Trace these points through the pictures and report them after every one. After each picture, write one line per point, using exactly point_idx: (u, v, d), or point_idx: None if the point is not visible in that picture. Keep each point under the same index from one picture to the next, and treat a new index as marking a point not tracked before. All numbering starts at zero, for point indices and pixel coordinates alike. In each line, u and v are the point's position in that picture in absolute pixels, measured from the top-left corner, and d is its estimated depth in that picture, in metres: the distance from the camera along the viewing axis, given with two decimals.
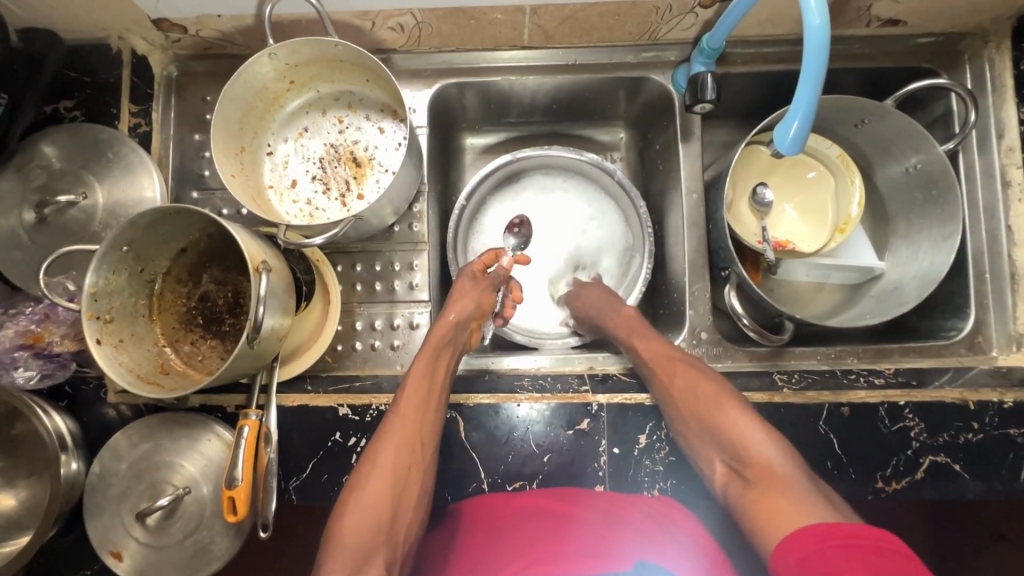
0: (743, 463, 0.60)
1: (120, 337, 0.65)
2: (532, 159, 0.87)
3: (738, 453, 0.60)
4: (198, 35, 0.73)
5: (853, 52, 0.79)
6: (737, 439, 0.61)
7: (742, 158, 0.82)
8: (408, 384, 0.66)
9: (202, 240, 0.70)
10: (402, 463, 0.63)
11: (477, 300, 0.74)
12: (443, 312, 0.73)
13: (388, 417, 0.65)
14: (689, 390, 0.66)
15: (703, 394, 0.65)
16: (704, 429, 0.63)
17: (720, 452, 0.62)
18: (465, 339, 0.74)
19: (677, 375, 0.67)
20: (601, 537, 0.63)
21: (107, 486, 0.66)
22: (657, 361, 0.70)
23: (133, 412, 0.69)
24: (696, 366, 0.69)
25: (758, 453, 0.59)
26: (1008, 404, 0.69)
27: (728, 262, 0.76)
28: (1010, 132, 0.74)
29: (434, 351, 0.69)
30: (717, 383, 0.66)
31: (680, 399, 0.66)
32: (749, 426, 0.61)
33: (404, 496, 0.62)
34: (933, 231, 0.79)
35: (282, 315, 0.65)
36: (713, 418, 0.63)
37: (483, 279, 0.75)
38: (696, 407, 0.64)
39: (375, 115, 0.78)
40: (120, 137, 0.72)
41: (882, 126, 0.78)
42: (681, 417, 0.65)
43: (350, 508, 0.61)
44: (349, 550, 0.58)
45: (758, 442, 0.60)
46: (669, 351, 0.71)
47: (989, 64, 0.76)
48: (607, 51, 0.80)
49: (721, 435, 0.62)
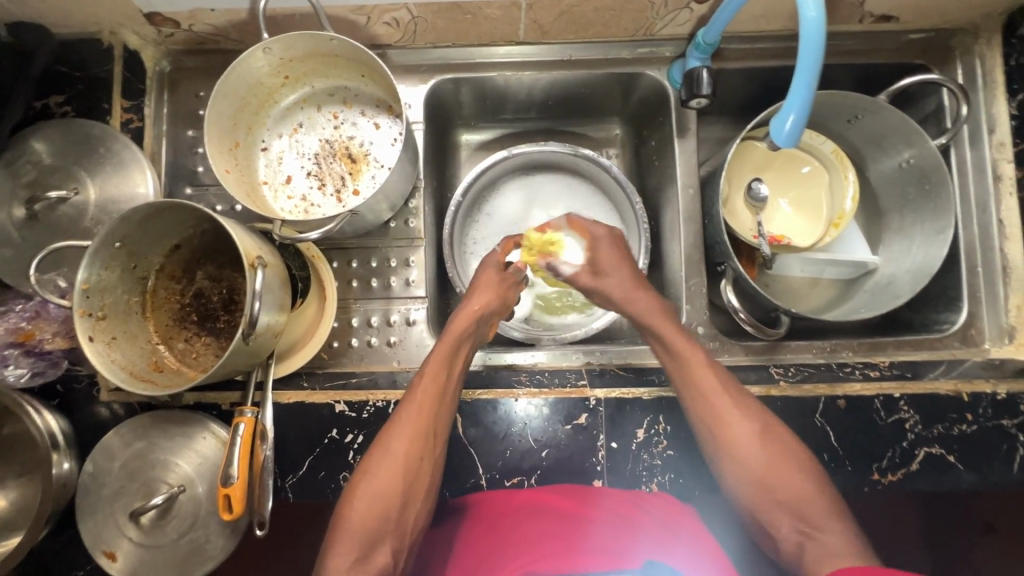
0: (806, 523, 0.59)
1: (113, 335, 0.64)
2: (529, 155, 0.87)
3: (801, 513, 0.59)
4: (191, 29, 0.73)
5: (847, 48, 0.79)
6: (799, 497, 0.60)
7: (737, 154, 0.83)
8: (425, 373, 0.66)
9: (196, 236, 0.70)
10: (414, 454, 0.62)
11: (498, 294, 0.74)
12: (466, 300, 0.72)
13: (402, 405, 0.65)
14: (756, 442, 0.62)
15: (780, 445, 0.62)
16: (767, 482, 0.61)
17: (788, 510, 0.60)
18: (484, 330, 0.73)
19: (740, 420, 0.63)
20: (610, 538, 0.65)
21: (100, 486, 0.65)
22: (718, 400, 0.64)
23: (126, 410, 0.68)
24: (757, 407, 0.65)
25: (824, 516, 0.59)
26: (1000, 395, 0.70)
27: (724, 257, 0.77)
28: (1001, 127, 0.75)
29: (453, 342, 0.68)
30: (793, 438, 0.63)
31: (745, 442, 0.62)
32: (815, 487, 0.60)
33: (413, 488, 0.62)
34: (926, 225, 0.80)
35: (277, 311, 0.65)
36: (776, 474, 0.61)
37: (509, 274, 0.76)
38: (764, 463, 0.61)
39: (370, 111, 0.77)
40: (112, 133, 0.71)
41: (875, 122, 0.79)
42: (734, 462, 0.62)
43: (360, 493, 0.61)
44: (354, 536, 0.59)
45: (823, 506, 0.59)
46: (726, 384, 0.65)
47: (979, 60, 0.77)
48: (603, 47, 0.80)
49: (794, 494, 0.60)
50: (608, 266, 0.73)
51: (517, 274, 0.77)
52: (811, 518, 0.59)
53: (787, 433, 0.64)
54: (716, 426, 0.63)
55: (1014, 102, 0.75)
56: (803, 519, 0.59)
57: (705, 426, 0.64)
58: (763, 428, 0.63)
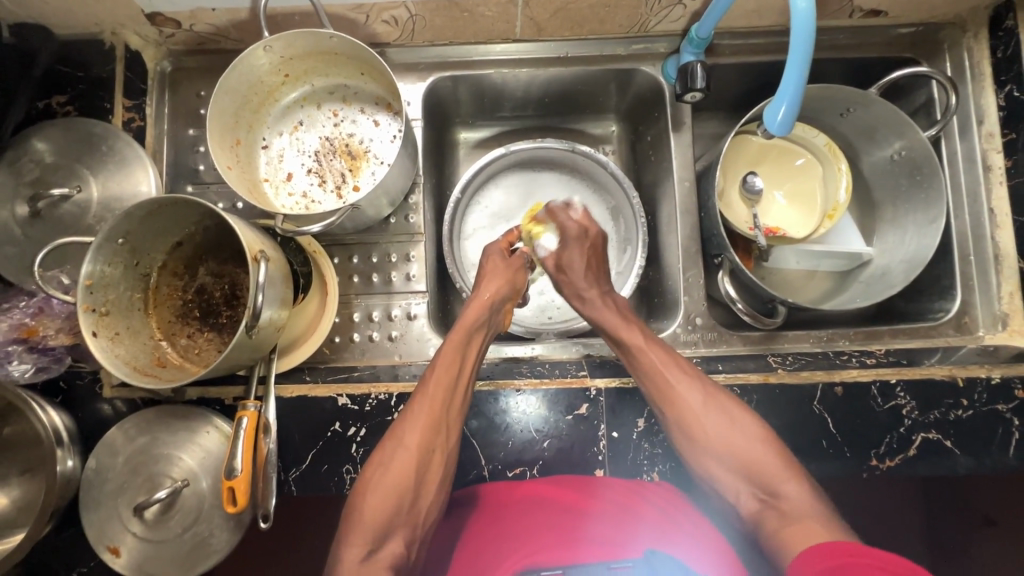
0: (764, 489, 0.61)
1: (116, 330, 0.65)
2: (526, 151, 0.88)
3: (758, 478, 0.61)
4: (192, 29, 0.73)
5: (838, 43, 0.81)
6: (754, 463, 0.62)
7: (732, 148, 0.84)
8: (438, 365, 0.66)
9: (198, 233, 0.70)
10: (426, 444, 0.63)
11: (508, 280, 0.76)
12: (477, 292, 0.74)
13: (415, 399, 0.65)
14: (704, 412, 0.65)
15: (731, 420, 0.64)
16: (718, 451, 0.63)
17: (748, 482, 0.62)
18: (499, 318, 0.76)
19: (689, 393, 0.66)
20: (612, 530, 0.62)
21: (103, 481, 0.65)
22: (665, 376, 0.67)
23: (129, 407, 0.68)
24: (704, 380, 0.68)
25: (780, 479, 0.61)
26: (995, 380, 0.69)
27: (721, 249, 0.78)
28: (990, 117, 0.77)
29: (466, 330, 0.70)
30: (743, 413, 0.65)
31: (695, 419, 0.64)
32: (768, 451, 0.62)
33: (426, 478, 0.62)
34: (918, 215, 0.81)
35: (280, 305, 0.65)
36: (728, 441, 0.63)
37: (514, 261, 0.79)
38: (718, 437, 0.64)
39: (369, 108, 0.78)
40: (114, 131, 0.72)
41: (866, 114, 0.80)
42: (686, 434, 0.65)
43: (373, 486, 0.61)
44: (369, 527, 0.59)
45: (779, 470, 0.61)
46: (674, 361, 0.68)
47: (967, 53, 0.79)
48: (598, 44, 0.81)
49: (749, 465, 0.62)
50: (571, 262, 0.77)
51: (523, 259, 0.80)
52: (769, 483, 0.61)
53: (736, 403, 0.66)
54: (666, 402, 0.66)
55: (1002, 93, 0.75)
56: (761, 485, 0.61)
57: (657, 403, 0.67)
58: (712, 399, 0.66)
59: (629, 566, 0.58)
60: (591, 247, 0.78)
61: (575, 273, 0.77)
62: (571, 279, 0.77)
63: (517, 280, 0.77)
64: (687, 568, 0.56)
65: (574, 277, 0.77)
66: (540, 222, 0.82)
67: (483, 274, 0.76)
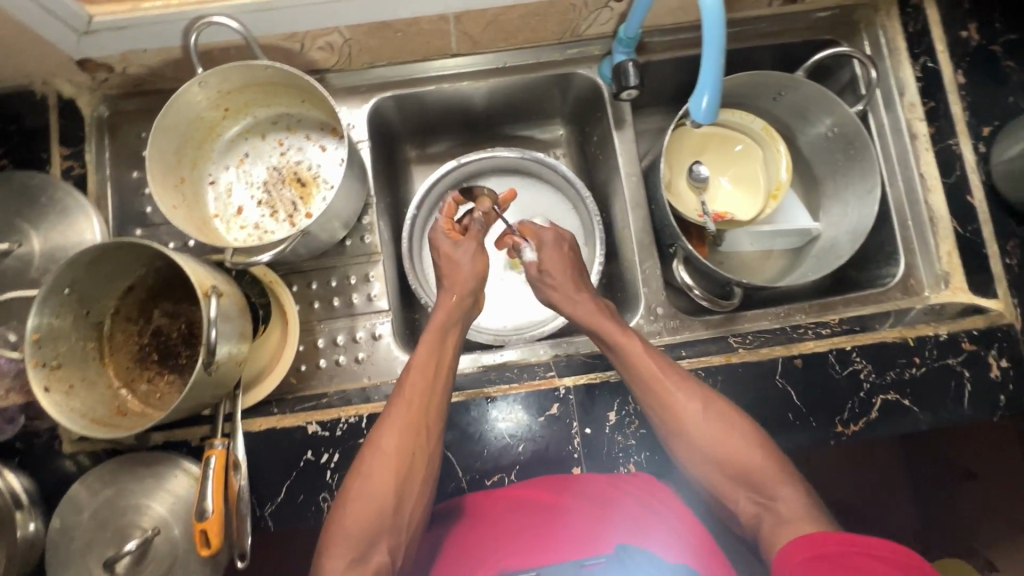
0: (760, 493, 0.62)
1: (71, 383, 0.63)
2: (477, 163, 0.90)
3: (754, 483, 0.62)
4: (125, 72, 0.73)
5: (762, 31, 0.84)
6: (751, 469, 0.63)
7: (674, 141, 0.86)
8: (415, 366, 0.67)
9: (150, 275, 0.70)
10: (406, 448, 0.62)
11: (471, 274, 0.76)
12: (444, 293, 0.75)
13: (393, 402, 0.65)
14: (701, 417, 0.65)
15: (727, 428, 0.64)
16: (714, 456, 0.64)
17: (748, 488, 0.63)
18: (472, 310, 0.77)
19: (685, 399, 0.66)
20: (591, 525, 0.64)
21: (70, 539, 0.63)
22: (659, 384, 0.66)
23: (92, 460, 0.66)
24: (702, 390, 0.67)
25: (774, 483, 0.62)
26: (942, 336, 0.73)
27: (673, 239, 0.80)
28: (910, 89, 0.80)
29: (438, 332, 0.70)
30: (736, 421, 0.65)
31: (691, 427, 0.65)
32: (763, 456, 0.63)
33: (409, 482, 0.62)
34: (857, 187, 0.84)
35: (239, 340, 0.65)
36: (725, 446, 0.64)
37: (467, 242, 0.78)
38: (715, 440, 0.64)
39: (315, 134, 0.79)
40: (53, 182, 0.70)
41: (797, 96, 0.84)
42: (679, 439, 0.65)
43: (352, 499, 0.61)
44: (354, 536, 0.59)
45: (773, 474, 0.62)
46: (664, 368, 0.67)
47: (882, 30, 0.83)
48: (534, 51, 0.83)
49: (746, 472, 0.63)
50: (549, 266, 0.78)
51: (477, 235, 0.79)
52: (764, 486, 0.62)
53: (735, 411, 0.66)
54: (662, 407, 0.66)
55: (917, 65, 0.80)
56: (757, 489, 0.62)
57: (654, 408, 0.67)
58: (708, 405, 0.66)
59: (602, 562, 0.61)
60: (566, 250, 0.80)
61: (557, 277, 0.77)
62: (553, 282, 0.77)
63: (479, 261, 0.77)
64: (658, 565, 0.59)
65: (552, 283, 0.77)
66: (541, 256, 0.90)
67: (445, 269, 0.77)
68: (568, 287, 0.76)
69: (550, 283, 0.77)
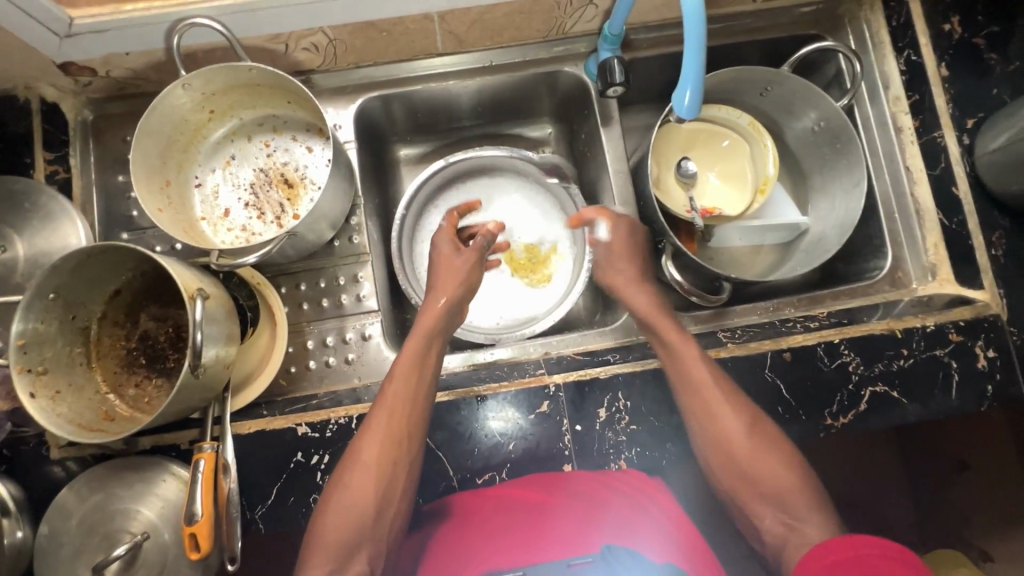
0: (787, 513, 0.63)
1: (57, 389, 0.63)
2: (465, 162, 0.90)
3: (783, 504, 0.63)
4: (108, 75, 0.73)
5: (748, 26, 0.85)
6: (784, 492, 0.64)
7: (662, 138, 0.87)
8: (396, 375, 0.66)
9: (137, 279, 0.69)
10: (386, 458, 0.63)
11: (463, 282, 0.77)
12: (431, 297, 0.75)
13: (373, 410, 0.65)
14: (739, 425, 0.66)
15: (764, 449, 0.65)
16: (741, 467, 0.65)
17: (777, 509, 0.63)
18: (457, 316, 0.76)
19: (730, 417, 0.66)
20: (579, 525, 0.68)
21: (58, 546, 0.63)
22: (701, 389, 0.66)
23: (80, 465, 0.66)
24: (744, 403, 0.67)
25: (804, 507, 0.62)
26: (930, 327, 0.73)
27: (662, 233, 0.80)
28: (894, 83, 0.81)
29: (422, 340, 0.70)
30: (777, 442, 0.66)
31: (732, 442, 0.65)
32: (796, 479, 0.64)
33: (389, 492, 0.63)
34: (844, 180, 0.85)
35: (226, 342, 0.65)
36: (761, 467, 0.64)
37: (467, 253, 0.79)
38: (750, 458, 0.65)
39: (301, 136, 0.79)
40: (36, 186, 0.70)
41: (783, 91, 0.84)
42: (720, 455, 0.66)
43: (332, 508, 0.62)
44: (333, 545, 0.60)
45: (803, 500, 0.63)
46: (715, 380, 0.67)
47: (866, 24, 0.84)
48: (520, 49, 0.83)
49: (776, 492, 0.64)
50: (613, 256, 0.79)
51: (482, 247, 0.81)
52: (796, 509, 0.62)
53: (771, 428, 0.67)
54: (705, 422, 0.66)
55: (901, 59, 0.81)
56: (787, 510, 0.63)
57: (695, 421, 0.67)
58: (753, 423, 0.66)
59: (589, 562, 0.64)
60: (636, 239, 0.79)
61: (615, 266, 0.79)
62: (614, 269, 0.79)
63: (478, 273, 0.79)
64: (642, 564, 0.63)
65: (613, 272, 0.79)
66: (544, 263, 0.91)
67: (439, 270, 0.78)
68: (624, 281, 0.78)
69: (613, 271, 0.79)
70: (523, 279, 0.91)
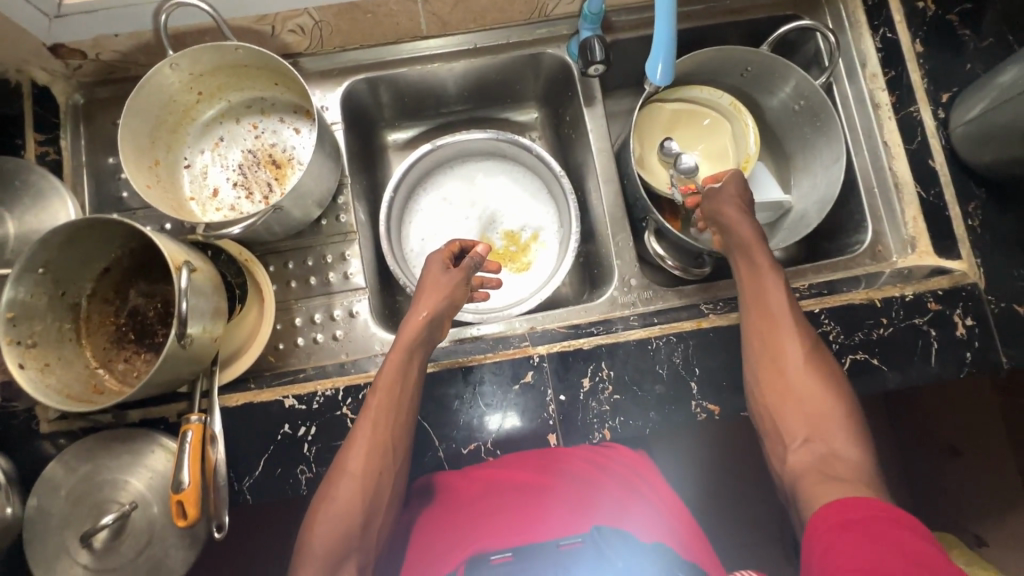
0: (819, 438, 0.62)
1: (47, 361, 0.64)
2: (452, 146, 0.91)
3: (817, 430, 0.62)
4: (98, 58, 0.74)
5: (727, 8, 0.86)
6: (821, 417, 0.63)
7: (644, 118, 0.88)
8: (379, 387, 0.65)
9: (126, 256, 0.70)
10: (372, 468, 0.63)
11: (446, 295, 0.73)
12: (413, 310, 0.71)
13: (358, 423, 0.65)
14: (800, 378, 0.64)
15: (819, 373, 0.65)
16: (794, 390, 0.64)
17: (808, 429, 0.63)
18: (441, 331, 0.73)
19: (795, 342, 0.66)
20: (570, 499, 0.72)
21: (47, 516, 0.64)
22: (776, 313, 0.67)
23: (70, 438, 0.67)
24: (813, 335, 0.67)
25: (838, 437, 0.61)
26: (909, 297, 0.74)
27: (645, 212, 0.82)
28: (871, 60, 0.83)
29: (404, 352, 0.68)
30: (833, 374, 0.65)
31: (790, 364, 0.65)
32: (840, 409, 0.63)
33: (376, 501, 0.63)
34: (824, 157, 0.86)
35: (213, 315, 0.66)
36: (812, 393, 0.64)
37: (456, 272, 0.75)
38: (803, 381, 0.64)
39: (289, 117, 0.80)
40: (27, 165, 0.71)
41: (762, 70, 0.85)
42: (771, 378, 0.65)
43: (319, 519, 0.61)
44: (321, 558, 0.60)
45: (836, 427, 0.62)
46: (792, 309, 0.67)
47: (842, 5, 0.86)
48: (505, 32, 0.85)
49: (814, 414, 0.63)
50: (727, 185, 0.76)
51: (468, 267, 0.76)
52: (828, 433, 0.62)
53: (833, 366, 0.66)
54: (768, 340, 0.67)
55: (878, 37, 0.82)
56: (818, 435, 0.62)
57: (755, 336, 0.68)
58: (814, 353, 0.66)
59: (578, 541, 0.67)
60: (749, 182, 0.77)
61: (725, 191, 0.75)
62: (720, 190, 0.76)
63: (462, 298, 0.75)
64: (628, 544, 0.66)
65: (722, 192, 0.75)
66: (523, 252, 0.92)
67: (422, 286, 0.74)
68: (730, 204, 0.74)
69: (722, 191, 0.75)
70: (506, 268, 0.92)
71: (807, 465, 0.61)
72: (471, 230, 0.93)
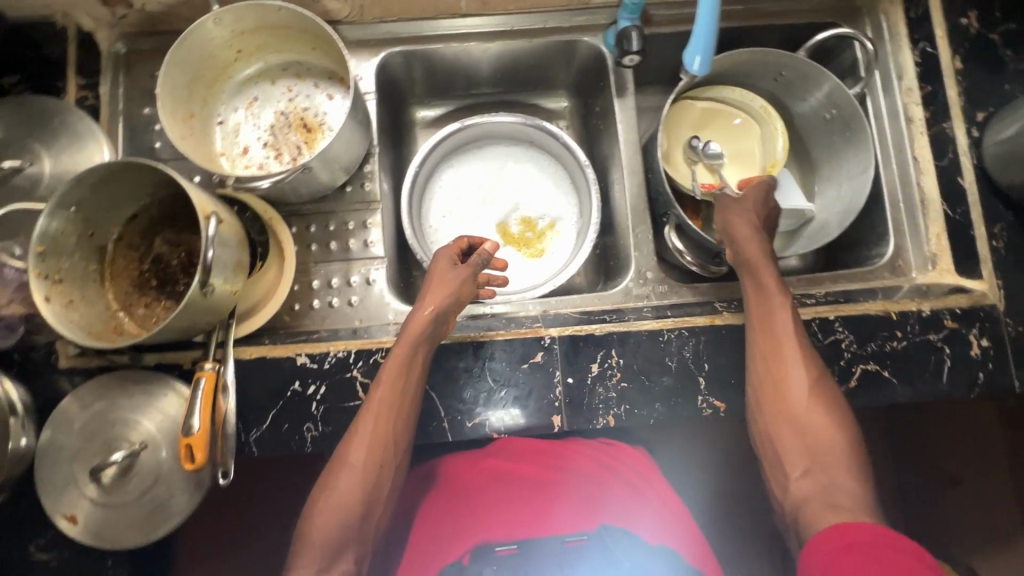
0: (820, 463, 0.62)
1: (71, 298, 0.65)
2: (479, 128, 0.92)
3: (818, 458, 0.62)
4: (143, 9, 0.76)
5: (766, 10, 0.86)
6: (824, 444, 0.62)
7: (675, 113, 0.88)
8: (383, 380, 0.65)
9: (155, 204, 0.72)
10: (374, 460, 0.63)
11: (454, 292, 0.70)
12: (418, 305, 0.68)
13: (361, 415, 0.65)
14: (803, 406, 0.64)
15: (823, 398, 0.65)
16: (796, 419, 0.64)
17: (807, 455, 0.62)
18: (446, 327, 0.70)
19: (800, 368, 0.66)
20: (578, 498, 0.74)
21: (59, 448, 0.65)
22: (780, 339, 0.67)
23: (86, 375, 0.68)
24: (815, 358, 0.67)
25: (839, 469, 0.61)
26: (925, 312, 0.74)
27: (667, 207, 0.82)
28: (908, 74, 0.82)
29: (409, 349, 0.66)
30: (836, 404, 0.65)
31: (792, 389, 0.65)
32: (843, 438, 0.62)
33: (376, 494, 0.63)
34: (851, 167, 0.85)
35: (235, 269, 0.67)
36: (815, 421, 0.63)
37: (465, 269, 0.72)
38: (807, 404, 0.64)
39: (323, 83, 0.81)
40: (67, 107, 0.72)
41: (796, 76, 0.85)
42: (773, 407, 0.65)
43: (319, 509, 0.61)
44: (318, 548, 0.59)
45: (838, 449, 0.62)
46: (798, 338, 0.67)
47: (884, 18, 0.84)
48: (543, 16, 0.85)
49: (817, 437, 0.63)
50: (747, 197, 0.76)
51: (477, 263, 0.73)
52: (829, 468, 0.61)
53: (837, 398, 0.65)
54: (773, 363, 0.67)
55: (917, 50, 0.82)
56: (819, 461, 0.62)
57: (760, 355, 0.68)
58: (819, 378, 0.66)
59: (584, 539, 0.71)
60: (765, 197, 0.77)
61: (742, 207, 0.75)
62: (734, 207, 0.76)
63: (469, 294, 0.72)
64: (634, 546, 0.70)
65: (733, 210, 0.76)
66: (539, 237, 0.93)
67: (429, 282, 0.71)
68: (743, 219, 0.74)
69: (735, 208, 0.76)
70: (521, 252, 0.92)
71: (810, 487, 0.61)
72: (489, 213, 0.93)
